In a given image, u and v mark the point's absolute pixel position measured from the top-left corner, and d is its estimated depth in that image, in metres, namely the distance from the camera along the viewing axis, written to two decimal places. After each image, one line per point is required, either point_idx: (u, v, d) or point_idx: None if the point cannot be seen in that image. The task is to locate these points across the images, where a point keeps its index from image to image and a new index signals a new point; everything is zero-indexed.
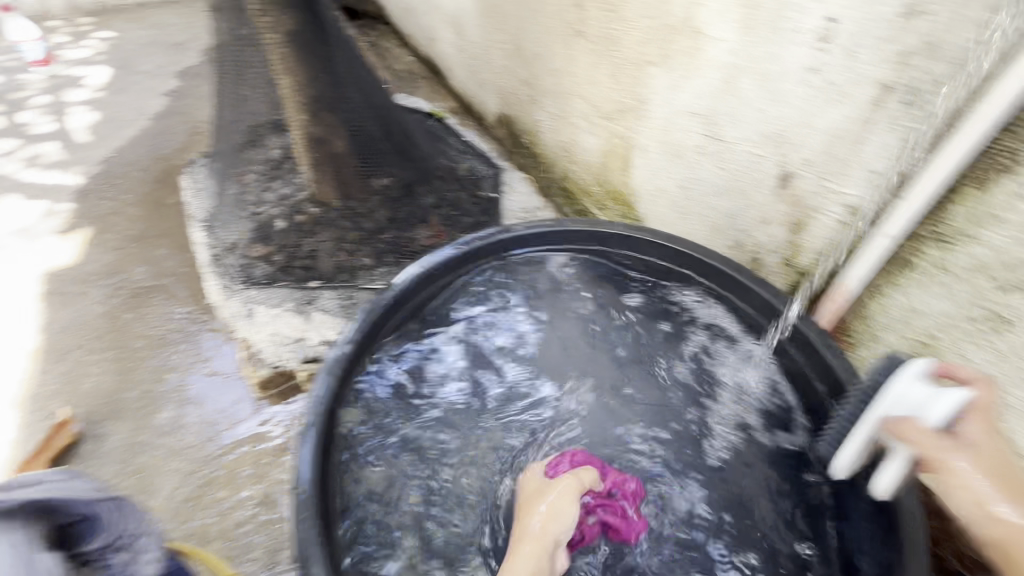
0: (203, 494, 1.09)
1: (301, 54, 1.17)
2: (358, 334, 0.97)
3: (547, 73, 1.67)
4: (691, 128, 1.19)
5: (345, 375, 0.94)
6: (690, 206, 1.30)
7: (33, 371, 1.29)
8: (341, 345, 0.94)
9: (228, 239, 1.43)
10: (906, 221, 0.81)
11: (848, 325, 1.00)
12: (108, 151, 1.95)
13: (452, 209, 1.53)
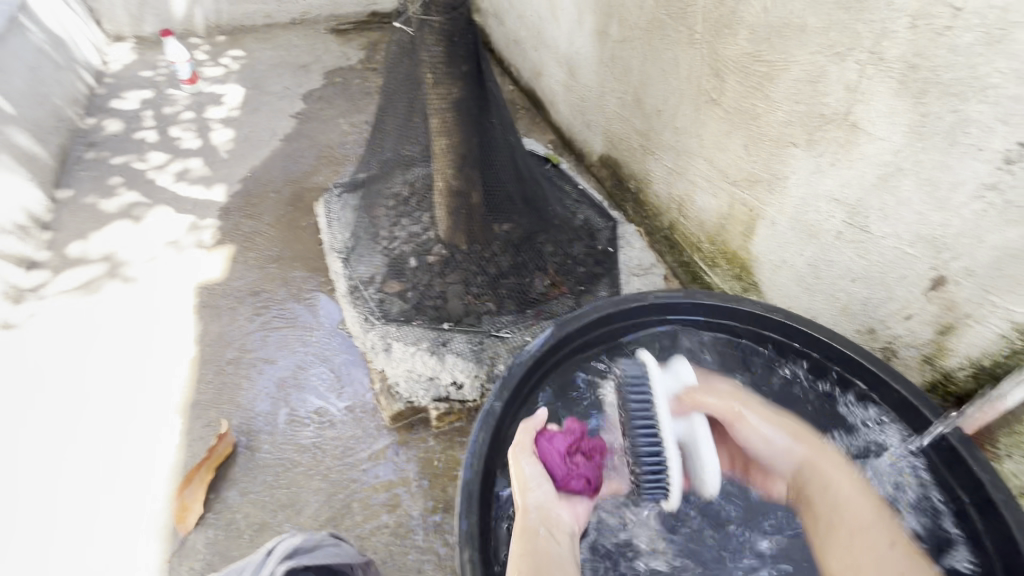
0: (343, 516, 1.20)
1: (461, 115, 1.26)
2: (507, 390, 1.03)
3: (667, 129, 1.72)
4: (831, 213, 1.20)
5: (498, 427, 1.01)
6: (818, 284, 1.31)
7: (192, 378, 1.45)
8: (492, 400, 1.01)
9: (364, 272, 1.56)
10: None
11: (993, 437, 1.00)
12: (245, 169, 2.13)
13: (567, 258, 1.54)
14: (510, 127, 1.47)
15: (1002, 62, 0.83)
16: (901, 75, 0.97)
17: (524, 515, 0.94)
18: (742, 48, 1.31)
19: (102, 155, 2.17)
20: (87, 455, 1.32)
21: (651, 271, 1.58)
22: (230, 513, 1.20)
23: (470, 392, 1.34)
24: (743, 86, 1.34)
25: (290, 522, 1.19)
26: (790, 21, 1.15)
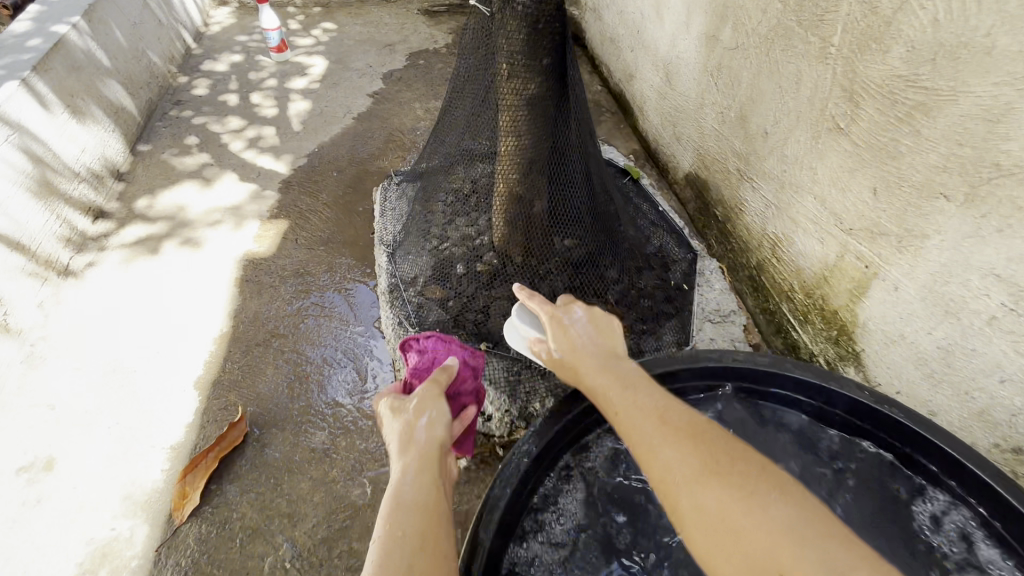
0: (340, 539, 1.09)
1: (534, 115, 1.10)
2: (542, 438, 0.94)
3: (771, 155, 1.48)
4: (986, 291, 0.94)
5: (524, 480, 0.91)
6: (949, 374, 1.04)
7: (219, 356, 1.40)
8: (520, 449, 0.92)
9: (408, 272, 1.45)
10: None
11: None
12: (314, 144, 2.09)
13: (632, 288, 1.35)
14: (589, 132, 1.30)
15: None
16: None
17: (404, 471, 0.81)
18: (891, 69, 1.05)
19: (185, 114, 2.20)
20: (103, 417, 1.28)
21: (730, 319, 1.35)
22: (226, 510, 1.13)
23: (497, 427, 1.19)
24: (882, 116, 1.09)
25: (285, 535, 1.10)
26: (970, 40, 0.90)
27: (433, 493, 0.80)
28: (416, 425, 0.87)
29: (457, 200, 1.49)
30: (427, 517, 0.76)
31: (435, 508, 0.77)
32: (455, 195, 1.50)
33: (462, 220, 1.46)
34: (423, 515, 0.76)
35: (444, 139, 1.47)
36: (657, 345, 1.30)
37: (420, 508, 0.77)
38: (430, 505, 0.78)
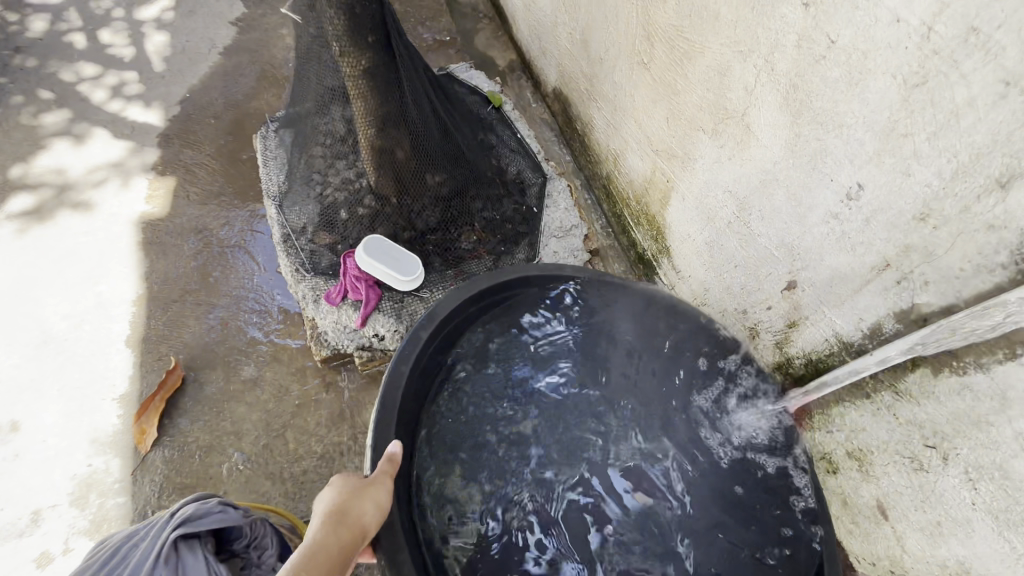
0: (279, 443, 1.43)
1: (379, 82, 1.24)
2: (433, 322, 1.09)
3: (607, 79, 1.68)
4: (725, 202, 1.27)
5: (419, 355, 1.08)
6: (712, 263, 1.40)
7: (141, 315, 1.59)
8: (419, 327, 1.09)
9: (299, 220, 1.62)
10: (885, 361, 0.92)
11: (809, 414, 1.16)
12: (184, 89, 2.05)
13: (495, 213, 1.63)
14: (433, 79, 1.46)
15: (856, 105, 0.85)
16: (785, 90, 0.98)
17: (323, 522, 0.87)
18: (670, 17, 1.26)
19: (31, 63, 2.06)
20: (48, 382, 1.49)
21: (571, 233, 1.65)
22: (182, 436, 1.42)
23: (391, 343, 1.46)
24: (668, 57, 1.31)
25: (234, 447, 1.42)
26: (708, 6, 1.12)
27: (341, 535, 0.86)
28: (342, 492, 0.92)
29: (329, 143, 1.60)
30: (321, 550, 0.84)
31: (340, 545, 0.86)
32: (330, 137, 1.59)
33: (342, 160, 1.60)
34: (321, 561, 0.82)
35: (308, 91, 1.57)
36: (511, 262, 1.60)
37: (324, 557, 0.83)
38: (332, 515, 0.87)
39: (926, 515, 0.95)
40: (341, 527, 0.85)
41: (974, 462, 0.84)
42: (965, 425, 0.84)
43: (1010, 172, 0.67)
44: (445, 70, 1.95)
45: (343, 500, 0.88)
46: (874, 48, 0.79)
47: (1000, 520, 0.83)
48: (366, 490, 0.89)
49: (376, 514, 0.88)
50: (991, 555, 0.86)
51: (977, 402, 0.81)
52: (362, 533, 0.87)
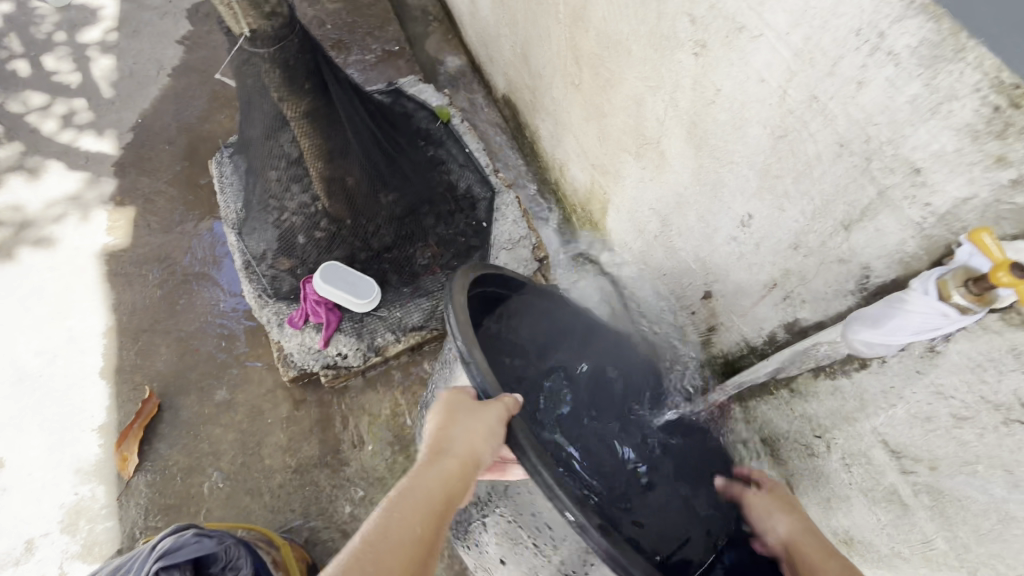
0: (255, 460, 1.53)
1: (318, 123, 1.29)
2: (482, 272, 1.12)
3: (547, 93, 1.75)
4: (650, 218, 1.37)
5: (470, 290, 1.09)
6: (644, 270, 1.51)
7: (113, 348, 1.66)
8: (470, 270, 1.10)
9: (258, 247, 1.68)
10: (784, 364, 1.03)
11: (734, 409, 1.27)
12: (135, 115, 2.06)
13: (448, 228, 1.72)
14: (371, 107, 1.53)
15: (740, 147, 0.96)
16: (688, 125, 1.08)
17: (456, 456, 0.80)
18: (592, 46, 1.33)
19: None
20: (28, 418, 1.56)
21: (520, 244, 1.75)
22: (162, 461, 1.52)
23: (355, 359, 1.56)
24: (595, 82, 1.39)
25: (212, 467, 1.52)
26: (621, 41, 1.20)
27: (451, 478, 0.78)
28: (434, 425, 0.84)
29: (282, 168, 1.53)
30: (418, 491, 0.76)
31: (445, 497, 0.76)
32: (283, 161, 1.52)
33: (297, 184, 1.56)
34: (432, 501, 0.75)
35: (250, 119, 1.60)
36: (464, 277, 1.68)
37: (423, 504, 0.75)
38: (437, 450, 0.80)
39: (819, 494, 1.09)
40: (449, 458, 0.79)
41: (849, 449, 0.98)
42: (840, 418, 0.97)
43: (850, 218, 0.79)
44: (392, 86, 2.00)
45: (442, 431, 0.82)
46: (749, 100, 0.89)
47: (868, 497, 0.97)
48: (468, 415, 0.84)
49: (489, 442, 0.82)
50: (866, 526, 1.00)
51: (846, 400, 0.94)
52: (475, 463, 0.81)
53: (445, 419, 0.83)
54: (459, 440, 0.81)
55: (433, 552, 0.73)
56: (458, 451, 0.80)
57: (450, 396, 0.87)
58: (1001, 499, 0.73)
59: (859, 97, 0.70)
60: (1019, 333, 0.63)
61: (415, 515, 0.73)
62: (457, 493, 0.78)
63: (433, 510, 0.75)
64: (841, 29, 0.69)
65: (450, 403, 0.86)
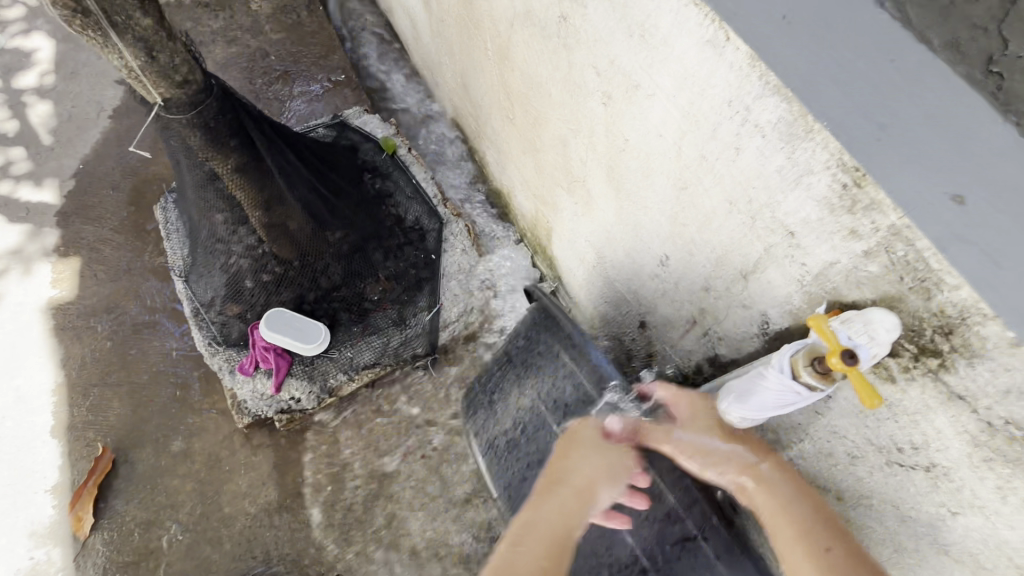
0: (213, 509, 1.53)
1: (249, 176, 1.29)
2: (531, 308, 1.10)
3: (487, 121, 1.76)
4: (588, 248, 1.39)
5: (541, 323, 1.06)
6: (587, 297, 1.54)
7: (64, 404, 1.65)
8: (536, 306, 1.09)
9: (206, 294, 1.65)
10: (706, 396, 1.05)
11: None
12: (76, 161, 2.02)
13: (398, 262, 1.71)
14: (304, 149, 1.52)
15: (650, 193, 0.98)
16: (607, 167, 1.10)
17: (564, 481, 0.80)
18: (519, 83, 1.34)
19: None
20: None
21: (470, 274, 1.79)
22: (119, 517, 1.52)
23: (308, 402, 1.59)
24: (526, 116, 1.41)
25: (171, 519, 1.52)
26: (542, 82, 1.22)
27: (562, 513, 0.78)
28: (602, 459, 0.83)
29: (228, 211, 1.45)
30: (539, 523, 0.76)
31: (563, 532, 0.76)
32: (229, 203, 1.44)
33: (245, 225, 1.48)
34: (552, 538, 0.75)
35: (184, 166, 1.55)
36: (414, 311, 1.68)
37: (550, 536, 0.76)
38: (551, 479, 0.81)
39: None
40: (565, 490, 0.79)
41: None
42: None
43: (745, 267, 0.82)
44: (337, 118, 1.99)
45: (558, 466, 0.82)
46: (653, 151, 0.91)
47: None
48: (591, 453, 0.83)
49: (602, 472, 0.82)
50: None
51: (761, 434, 0.97)
52: (590, 495, 0.80)
53: (561, 452, 0.84)
54: (580, 470, 0.81)
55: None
56: (581, 482, 0.81)
57: (582, 425, 0.88)
58: (895, 530, 0.77)
59: (737, 162, 0.73)
60: (887, 387, 0.66)
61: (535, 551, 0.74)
62: (574, 530, 0.77)
63: (553, 545, 0.75)
64: (717, 98, 0.72)
65: (565, 438, 0.87)
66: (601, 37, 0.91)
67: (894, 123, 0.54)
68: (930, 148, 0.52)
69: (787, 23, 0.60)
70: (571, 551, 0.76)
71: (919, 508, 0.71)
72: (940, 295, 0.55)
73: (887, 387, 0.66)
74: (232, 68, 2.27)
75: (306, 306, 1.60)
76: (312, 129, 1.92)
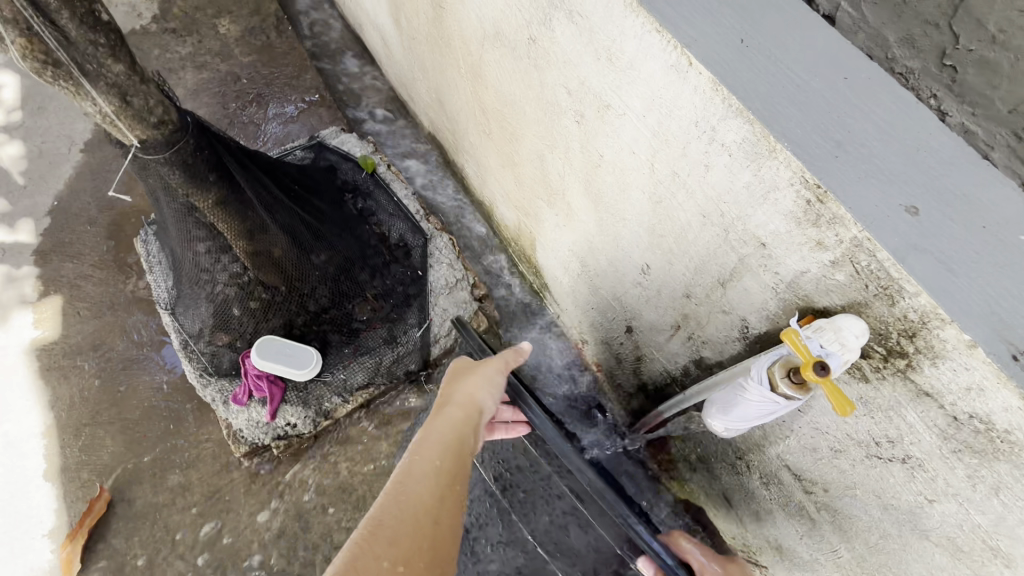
0: (216, 540, 1.53)
1: (230, 208, 1.29)
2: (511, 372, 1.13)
3: (464, 135, 1.77)
4: (572, 257, 1.41)
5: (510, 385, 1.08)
6: (574, 304, 1.56)
7: (56, 447, 1.63)
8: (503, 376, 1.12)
9: (193, 326, 1.63)
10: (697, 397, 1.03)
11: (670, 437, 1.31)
12: (51, 197, 2.00)
13: (386, 280, 1.70)
14: (281, 175, 1.52)
15: (628, 205, 1.01)
16: (585, 180, 1.12)
17: (459, 413, 0.90)
18: (494, 99, 1.36)
19: None
20: None
21: (458, 287, 1.77)
22: (122, 556, 1.51)
23: (304, 426, 1.60)
24: (502, 131, 1.42)
25: (174, 554, 1.52)
26: (516, 100, 1.24)
27: (453, 438, 0.86)
28: (484, 391, 0.96)
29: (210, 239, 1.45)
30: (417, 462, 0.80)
31: (453, 453, 0.83)
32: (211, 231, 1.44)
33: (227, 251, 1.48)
34: (442, 450, 0.83)
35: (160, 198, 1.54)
36: (405, 328, 1.69)
37: (436, 454, 0.82)
38: (440, 405, 0.93)
39: (746, 508, 1.16)
40: (449, 411, 0.90)
41: (760, 472, 1.05)
42: (748, 445, 1.03)
43: (724, 275, 0.85)
44: (314, 139, 1.98)
45: (446, 393, 0.95)
46: (628, 166, 0.94)
47: (784, 513, 1.04)
48: (471, 380, 0.96)
49: (481, 388, 0.95)
50: (787, 537, 1.07)
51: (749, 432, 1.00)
52: (477, 409, 0.93)
53: (453, 377, 0.98)
54: (459, 395, 0.94)
55: (451, 489, 0.79)
56: (462, 411, 0.91)
57: (458, 361, 1.03)
58: (879, 519, 0.80)
59: (708, 177, 0.76)
60: (861, 385, 0.70)
61: (425, 468, 0.79)
62: (464, 440, 0.87)
63: (447, 452, 0.83)
64: (684, 119, 0.75)
65: (456, 372, 0.99)
66: (570, 59, 0.93)
67: (849, 139, 0.59)
68: (884, 160, 0.58)
69: (745, 45, 0.66)
70: (458, 468, 0.82)
71: (899, 498, 0.75)
72: (904, 301, 0.59)
73: (861, 386, 0.70)
74: (204, 93, 2.26)
75: (295, 329, 1.60)
76: (289, 152, 1.91)
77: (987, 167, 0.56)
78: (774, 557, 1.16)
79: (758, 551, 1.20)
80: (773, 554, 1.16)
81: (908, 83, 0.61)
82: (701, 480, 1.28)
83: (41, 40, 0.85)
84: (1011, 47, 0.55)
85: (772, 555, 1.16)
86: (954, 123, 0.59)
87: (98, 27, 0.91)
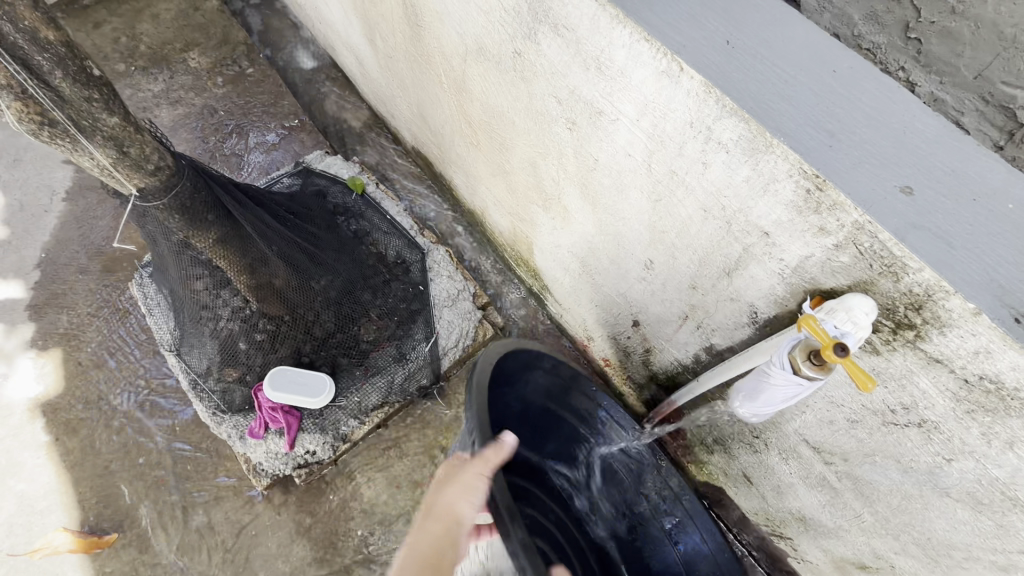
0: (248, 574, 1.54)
1: (232, 245, 1.30)
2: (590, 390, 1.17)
3: (451, 147, 1.77)
4: (570, 259, 1.44)
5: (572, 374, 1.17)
6: (576, 303, 1.58)
7: (74, 500, 1.61)
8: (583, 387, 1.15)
9: (200, 364, 1.62)
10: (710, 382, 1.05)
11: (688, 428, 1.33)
12: (38, 250, 1.97)
13: (387, 299, 1.71)
14: (277, 208, 1.53)
15: (624, 204, 1.04)
16: (580, 185, 1.15)
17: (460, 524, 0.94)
18: (481, 114, 1.38)
19: None
20: None
21: (460, 298, 1.81)
22: None
23: (324, 452, 1.60)
24: (491, 141, 1.44)
25: None
26: (503, 112, 1.26)
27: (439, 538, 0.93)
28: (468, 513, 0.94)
29: (209, 275, 1.45)
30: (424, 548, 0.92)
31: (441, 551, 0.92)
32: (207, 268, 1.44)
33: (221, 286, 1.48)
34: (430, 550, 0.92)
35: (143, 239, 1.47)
36: (412, 344, 1.70)
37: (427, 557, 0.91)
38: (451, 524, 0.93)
39: (769, 484, 1.19)
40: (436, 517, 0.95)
41: (778, 449, 1.08)
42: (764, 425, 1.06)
43: (730, 265, 0.88)
44: (301, 166, 1.99)
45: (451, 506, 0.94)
46: (624, 171, 0.97)
47: (806, 485, 1.07)
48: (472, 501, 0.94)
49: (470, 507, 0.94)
50: (810, 508, 1.11)
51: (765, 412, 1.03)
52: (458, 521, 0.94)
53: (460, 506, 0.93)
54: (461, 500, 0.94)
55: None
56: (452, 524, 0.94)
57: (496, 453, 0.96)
58: (900, 480, 0.84)
59: (707, 174, 0.80)
60: (873, 357, 0.73)
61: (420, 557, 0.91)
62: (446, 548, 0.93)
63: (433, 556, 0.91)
64: (679, 121, 0.78)
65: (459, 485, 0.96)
66: (558, 70, 0.96)
67: (841, 129, 0.62)
68: (876, 144, 0.60)
69: (731, 46, 0.68)
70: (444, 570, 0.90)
71: (917, 459, 0.79)
72: (907, 277, 0.62)
73: (873, 357, 0.73)
74: (182, 130, 2.23)
75: (304, 359, 1.60)
76: (277, 180, 1.92)
77: (974, 145, 0.58)
78: (798, 526, 1.20)
79: (783, 523, 1.24)
80: (797, 523, 1.19)
81: (879, 58, 0.64)
82: (718, 462, 1.31)
83: (37, 101, 0.87)
84: (970, 16, 0.57)
85: (796, 525, 1.20)
86: (921, 93, 0.62)
87: (92, 84, 0.93)
